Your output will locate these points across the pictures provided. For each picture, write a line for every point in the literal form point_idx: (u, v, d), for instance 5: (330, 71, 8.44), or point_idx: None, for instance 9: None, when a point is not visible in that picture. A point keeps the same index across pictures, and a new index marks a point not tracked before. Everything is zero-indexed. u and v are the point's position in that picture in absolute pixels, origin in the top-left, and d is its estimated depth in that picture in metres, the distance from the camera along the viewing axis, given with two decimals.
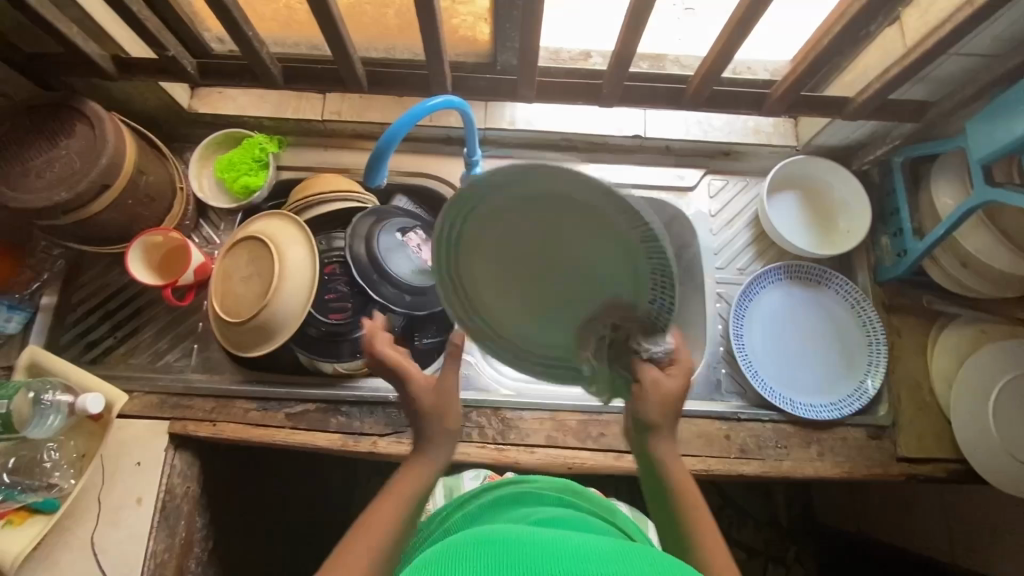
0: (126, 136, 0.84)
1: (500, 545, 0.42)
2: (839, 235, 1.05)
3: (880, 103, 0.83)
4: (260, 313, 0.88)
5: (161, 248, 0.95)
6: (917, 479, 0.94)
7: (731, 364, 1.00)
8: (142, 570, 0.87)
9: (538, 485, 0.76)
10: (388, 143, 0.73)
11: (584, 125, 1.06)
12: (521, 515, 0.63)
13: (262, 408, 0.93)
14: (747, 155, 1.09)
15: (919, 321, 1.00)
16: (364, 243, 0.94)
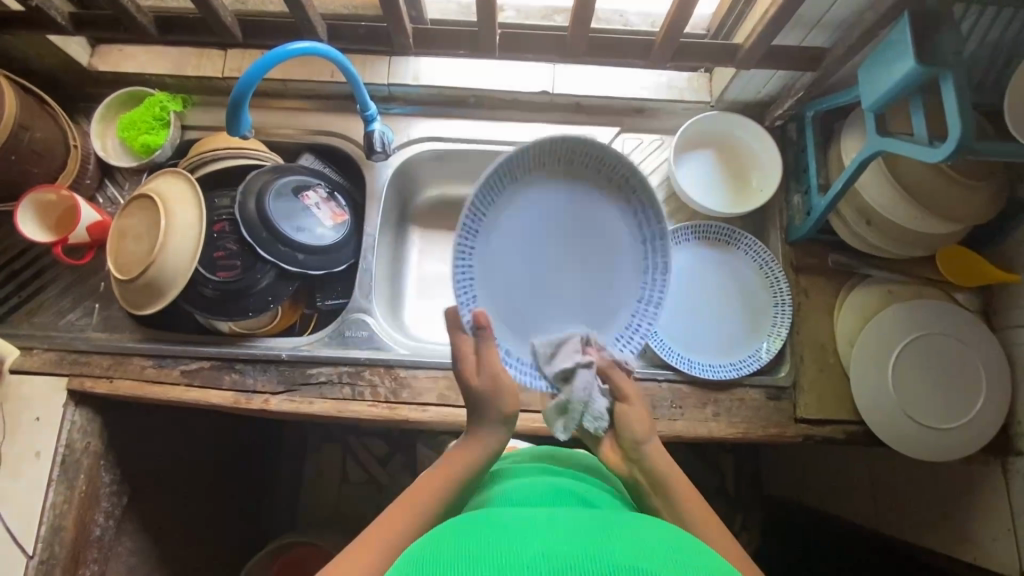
0: (3, 91, 0.84)
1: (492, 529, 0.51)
2: (753, 193, 1.02)
3: (768, 50, 0.80)
4: (146, 270, 0.88)
5: (57, 207, 0.95)
6: (816, 441, 0.93)
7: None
8: (42, 518, 0.90)
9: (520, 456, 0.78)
10: (243, 92, 0.72)
11: (491, 80, 1.03)
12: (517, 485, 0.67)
13: (158, 365, 0.94)
14: (661, 112, 1.06)
15: (828, 282, 0.98)
16: (255, 199, 0.92)
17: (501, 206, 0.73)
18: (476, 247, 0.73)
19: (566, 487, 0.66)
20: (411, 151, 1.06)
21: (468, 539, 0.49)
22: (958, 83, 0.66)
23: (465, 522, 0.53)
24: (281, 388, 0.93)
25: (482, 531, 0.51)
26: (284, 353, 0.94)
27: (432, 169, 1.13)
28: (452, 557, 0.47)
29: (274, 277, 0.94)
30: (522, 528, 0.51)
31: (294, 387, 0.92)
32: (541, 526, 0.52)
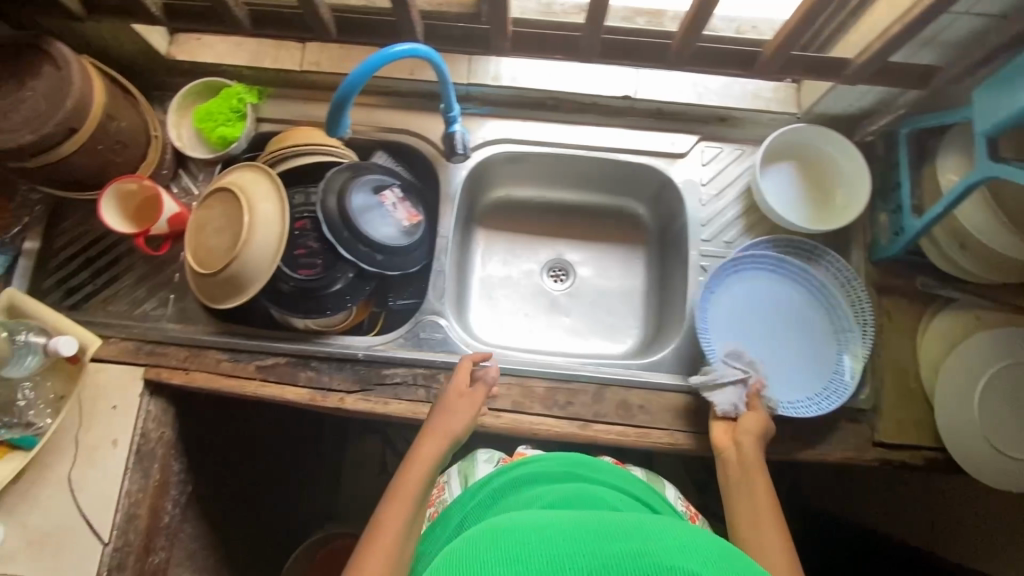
0: (94, 80, 0.83)
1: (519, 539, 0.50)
2: (835, 209, 0.99)
3: (881, 67, 0.77)
4: (230, 266, 0.87)
5: (136, 197, 0.95)
6: (893, 465, 0.92)
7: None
8: (118, 506, 0.90)
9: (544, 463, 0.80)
10: (347, 93, 0.71)
11: (572, 83, 1.02)
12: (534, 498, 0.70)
13: (234, 359, 0.94)
14: (744, 121, 1.03)
15: (911, 304, 0.96)
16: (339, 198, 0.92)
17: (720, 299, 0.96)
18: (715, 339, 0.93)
19: (586, 490, 0.70)
20: (486, 153, 1.05)
21: (499, 539, 0.50)
22: None
23: (502, 526, 0.52)
24: (356, 387, 0.93)
25: (513, 536, 0.49)
26: (361, 353, 0.94)
27: (503, 171, 1.11)
28: (486, 561, 0.47)
29: (351, 277, 0.94)
30: (555, 527, 0.51)
31: (370, 387, 0.92)
32: (574, 522, 0.51)
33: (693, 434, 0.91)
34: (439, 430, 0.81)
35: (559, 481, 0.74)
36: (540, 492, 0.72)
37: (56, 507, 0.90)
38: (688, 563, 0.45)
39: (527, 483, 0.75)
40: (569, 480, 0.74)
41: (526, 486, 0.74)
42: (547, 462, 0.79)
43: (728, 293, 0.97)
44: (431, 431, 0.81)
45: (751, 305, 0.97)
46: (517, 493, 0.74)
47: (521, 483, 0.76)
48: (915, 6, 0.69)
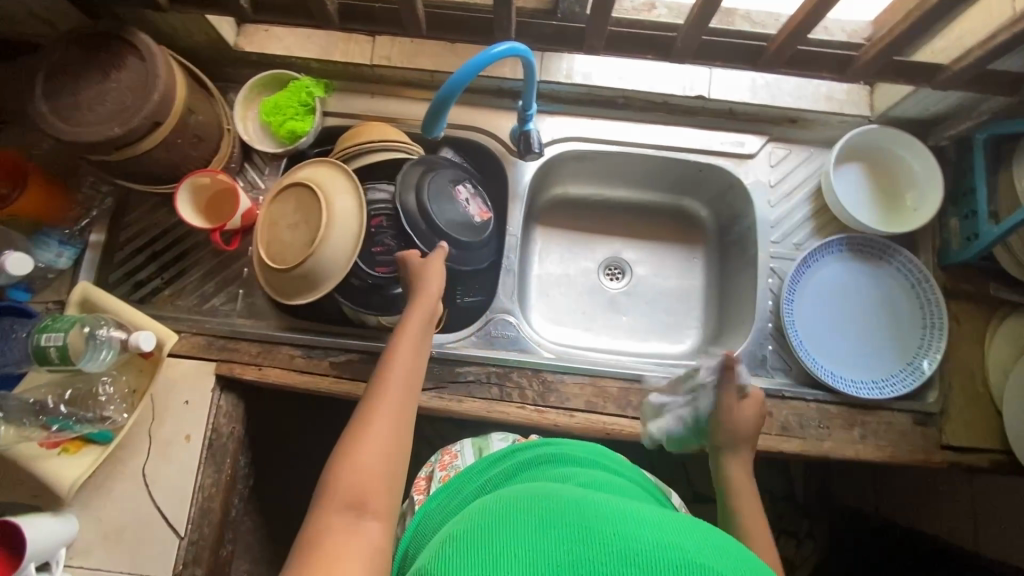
0: (177, 72, 0.82)
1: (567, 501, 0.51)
2: (904, 213, 1.00)
3: (976, 74, 0.77)
4: (308, 262, 0.87)
5: (208, 190, 0.94)
6: (960, 468, 0.93)
7: (777, 339, 0.98)
8: (192, 501, 0.90)
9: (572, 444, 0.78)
10: (451, 92, 0.71)
11: (644, 82, 1.01)
12: (561, 475, 0.68)
13: (307, 355, 0.94)
14: (814, 123, 1.03)
15: (979, 309, 0.97)
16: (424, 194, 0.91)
17: (795, 300, 0.98)
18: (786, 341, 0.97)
19: (614, 479, 0.69)
20: (554, 150, 1.05)
21: (533, 503, 0.51)
22: None
23: (541, 495, 0.53)
24: (430, 385, 0.93)
25: (551, 507, 0.50)
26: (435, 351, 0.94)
27: (567, 168, 1.11)
28: (517, 523, 0.48)
29: None
30: (597, 505, 0.50)
31: (444, 385, 0.93)
32: (615, 507, 0.51)
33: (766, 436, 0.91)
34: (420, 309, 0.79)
35: (586, 464, 0.71)
36: (564, 471, 0.69)
37: (130, 501, 0.90)
38: (721, 565, 0.44)
39: (546, 462, 0.72)
40: (595, 467, 0.71)
41: (549, 463, 0.71)
42: (568, 444, 0.76)
43: (806, 292, 0.99)
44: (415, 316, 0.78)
45: (825, 307, 0.99)
46: (538, 469, 0.71)
47: (540, 462, 0.72)
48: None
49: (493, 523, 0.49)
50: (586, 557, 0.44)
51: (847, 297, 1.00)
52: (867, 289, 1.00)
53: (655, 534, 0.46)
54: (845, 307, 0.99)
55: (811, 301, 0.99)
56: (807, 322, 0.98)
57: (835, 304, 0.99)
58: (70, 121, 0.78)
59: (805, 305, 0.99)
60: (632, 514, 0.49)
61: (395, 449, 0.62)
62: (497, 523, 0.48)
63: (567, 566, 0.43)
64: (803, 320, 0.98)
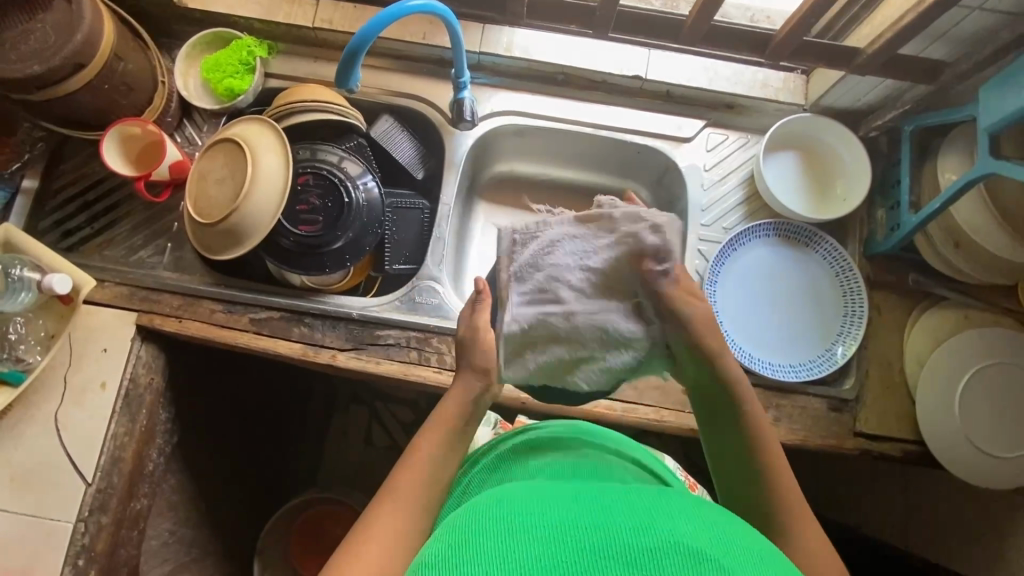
0: (104, 17, 0.82)
1: (524, 502, 0.49)
2: (834, 202, 1.00)
3: (890, 58, 0.78)
4: (229, 216, 0.87)
5: (139, 141, 0.95)
6: (872, 456, 0.93)
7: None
8: (102, 448, 0.90)
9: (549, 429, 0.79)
10: (361, 45, 0.72)
11: (583, 59, 1.02)
12: (541, 466, 0.68)
13: (227, 311, 0.94)
14: (751, 110, 1.04)
15: (902, 300, 0.97)
16: (355, 164, 0.96)
17: (720, 284, 0.99)
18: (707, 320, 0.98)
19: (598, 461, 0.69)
20: (493, 123, 1.05)
21: (499, 509, 0.49)
22: None
23: (497, 497, 0.52)
24: (349, 346, 0.93)
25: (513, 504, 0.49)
26: (355, 313, 0.94)
27: (508, 144, 1.11)
28: (489, 525, 0.47)
29: (351, 237, 0.94)
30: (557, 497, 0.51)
31: (363, 346, 0.93)
32: (577, 494, 0.51)
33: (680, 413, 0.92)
34: (451, 414, 0.65)
35: (558, 449, 0.72)
36: (547, 458, 0.70)
37: (40, 445, 0.90)
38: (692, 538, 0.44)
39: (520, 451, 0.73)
40: (568, 449, 0.72)
41: (530, 452, 0.72)
42: (550, 428, 0.78)
43: (731, 275, 0.99)
44: (443, 419, 0.64)
45: (750, 290, 1.00)
46: (510, 458, 0.72)
47: (515, 452, 0.73)
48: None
49: (466, 536, 0.46)
50: (558, 547, 0.43)
51: (772, 282, 1.00)
52: (791, 274, 1.00)
53: (624, 521, 0.46)
54: (770, 292, 1.00)
55: (737, 283, 1.00)
56: (732, 304, 0.99)
57: (761, 289, 1.00)
58: None
59: (730, 287, 0.99)
60: (600, 504, 0.49)
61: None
62: (469, 538, 0.45)
63: (542, 557, 0.42)
64: (728, 303, 0.99)
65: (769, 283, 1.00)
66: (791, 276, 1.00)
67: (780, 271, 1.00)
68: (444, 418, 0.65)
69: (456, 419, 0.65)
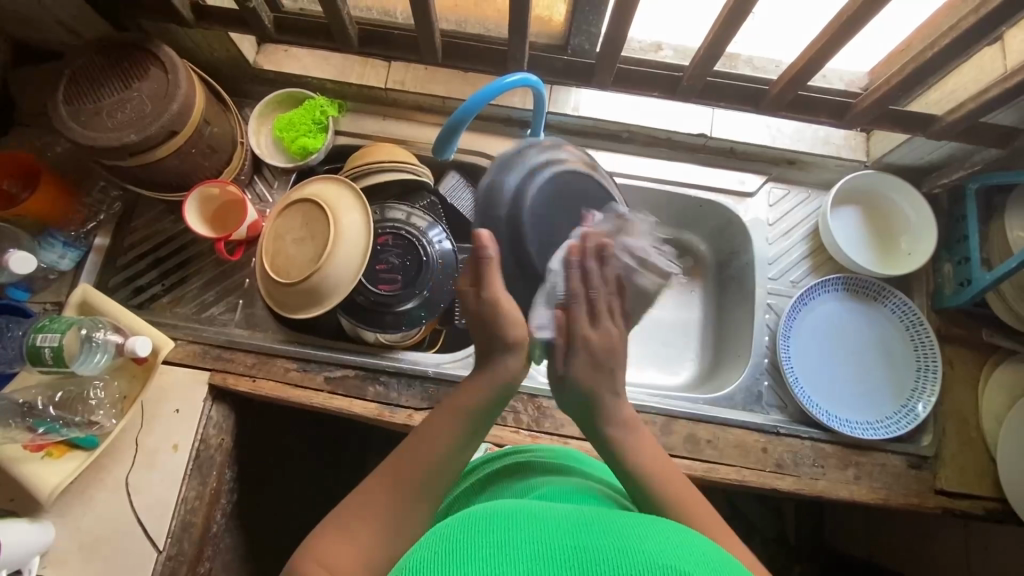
0: (196, 85, 0.83)
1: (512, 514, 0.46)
2: (900, 256, 1.02)
3: (969, 126, 0.80)
4: (311, 275, 0.88)
5: (216, 201, 0.95)
6: (954, 514, 0.92)
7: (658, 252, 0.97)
8: (174, 513, 0.88)
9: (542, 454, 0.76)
10: (461, 118, 0.73)
11: (648, 118, 1.04)
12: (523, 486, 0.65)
13: (302, 369, 0.94)
14: (812, 166, 1.06)
15: (973, 355, 0.97)
16: (423, 218, 0.97)
17: (792, 339, 0.99)
18: (780, 376, 0.98)
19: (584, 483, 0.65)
20: None
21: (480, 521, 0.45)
22: None
23: (492, 507, 0.49)
24: (425, 405, 0.92)
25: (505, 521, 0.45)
26: (431, 370, 0.94)
27: None
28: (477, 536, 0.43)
29: (427, 294, 0.95)
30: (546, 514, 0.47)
31: None
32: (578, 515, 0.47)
33: (762, 473, 0.91)
34: (470, 398, 0.63)
35: (552, 473, 0.69)
36: (530, 481, 0.66)
37: (110, 509, 0.88)
38: (682, 566, 0.40)
39: (506, 476, 0.69)
40: (553, 473, 0.68)
41: (519, 473, 0.70)
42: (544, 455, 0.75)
43: (801, 329, 1.00)
44: (457, 407, 0.63)
45: (820, 344, 1.00)
46: (504, 478, 0.70)
47: (509, 471, 0.70)
48: (1017, 73, 0.72)
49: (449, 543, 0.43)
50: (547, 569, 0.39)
51: (841, 336, 1.00)
52: (860, 327, 1.01)
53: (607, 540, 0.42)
54: (841, 346, 1.00)
55: (808, 338, 1.00)
56: (803, 358, 0.99)
57: (830, 343, 1.00)
58: (88, 127, 0.79)
59: (801, 341, 0.99)
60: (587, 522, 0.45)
61: (375, 561, 0.52)
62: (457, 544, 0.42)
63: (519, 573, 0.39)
64: (800, 359, 0.99)
65: (840, 336, 1.00)
66: (860, 330, 1.01)
67: (850, 324, 1.01)
68: (458, 407, 0.63)
69: (468, 416, 0.63)
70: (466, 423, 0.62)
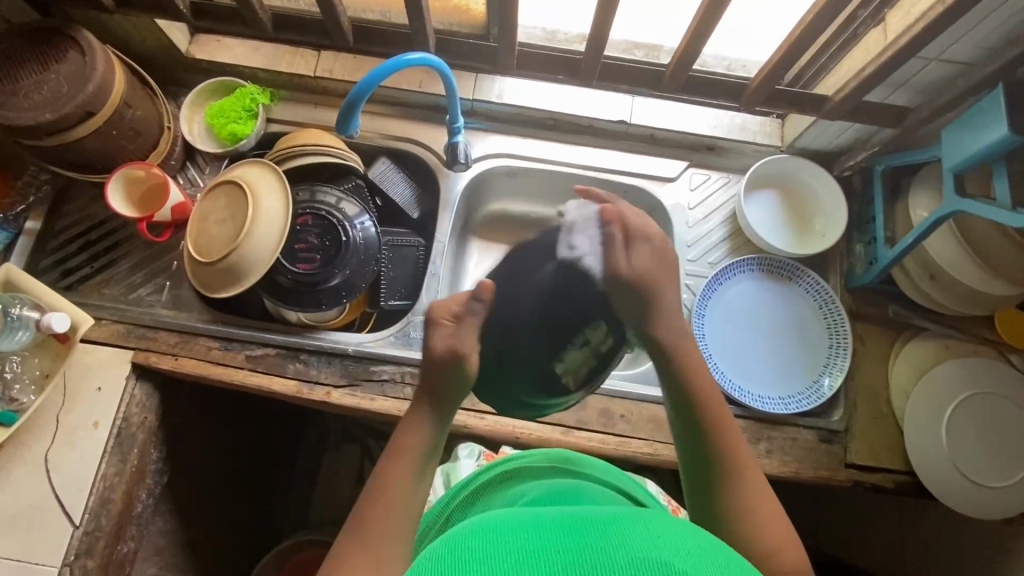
0: (116, 68, 0.86)
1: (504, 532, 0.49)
2: (814, 238, 1.05)
3: (857, 104, 0.84)
4: (230, 254, 0.90)
5: (143, 184, 0.98)
6: (865, 487, 0.94)
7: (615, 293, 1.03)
8: (92, 489, 0.89)
9: (529, 458, 0.80)
10: (359, 95, 0.76)
11: (570, 105, 1.07)
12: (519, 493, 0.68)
13: (224, 348, 0.95)
14: (731, 151, 1.09)
15: (884, 332, 0.99)
16: (353, 205, 0.99)
17: (707, 317, 1.01)
18: (695, 353, 1.00)
19: (576, 486, 0.68)
20: (485, 165, 1.09)
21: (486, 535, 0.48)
22: (1010, 172, 0.75)
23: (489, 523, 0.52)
24: (344, 382, 0.94)
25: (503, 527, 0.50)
26: (351, 348, 0.96)
27: (501, 185, 1.15)
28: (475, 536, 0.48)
29: (348, 274, 0.97)
30: (540, 524, 0.50)
31: (358, 383, 0.94)
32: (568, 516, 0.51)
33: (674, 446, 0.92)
34: (411, 438, 0.62)
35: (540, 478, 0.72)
36: (523, 489, 0.69)
37: (28, 485, 0.89)
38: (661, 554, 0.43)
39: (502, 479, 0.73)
40: (548, 477, 0.72)
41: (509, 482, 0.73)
42: (531, 459, 0.78)
43: (718, 308, 1.02)
44: (400, 454, 0.61)
45: (736, 323, 1.02)
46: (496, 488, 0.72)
47: (503, 483, 0.74)
48: (887, 51, 0.75)
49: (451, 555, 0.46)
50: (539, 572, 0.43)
51: (757, 315, 1.03)
52: (777, 306, 1.03)
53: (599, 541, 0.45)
54: (756, 325, 1.03)
55: (723, 316, 1.02)
56: (718, 336, 1.01)
57: (746, 322, 1.03)
58: (5, 107, 0.81)
59: (716, 319, 1.02)
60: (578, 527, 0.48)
61: None
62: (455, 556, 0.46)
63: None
64: (715, 337, 1.01)
65: (756, 315, 1.03)
66: (776, 308, 1.03)
67: (766, 303, 1.03)
68: (404, 454, 0.61)
69: (420, 444, 0.62)
70: (413, 461, 0.61)
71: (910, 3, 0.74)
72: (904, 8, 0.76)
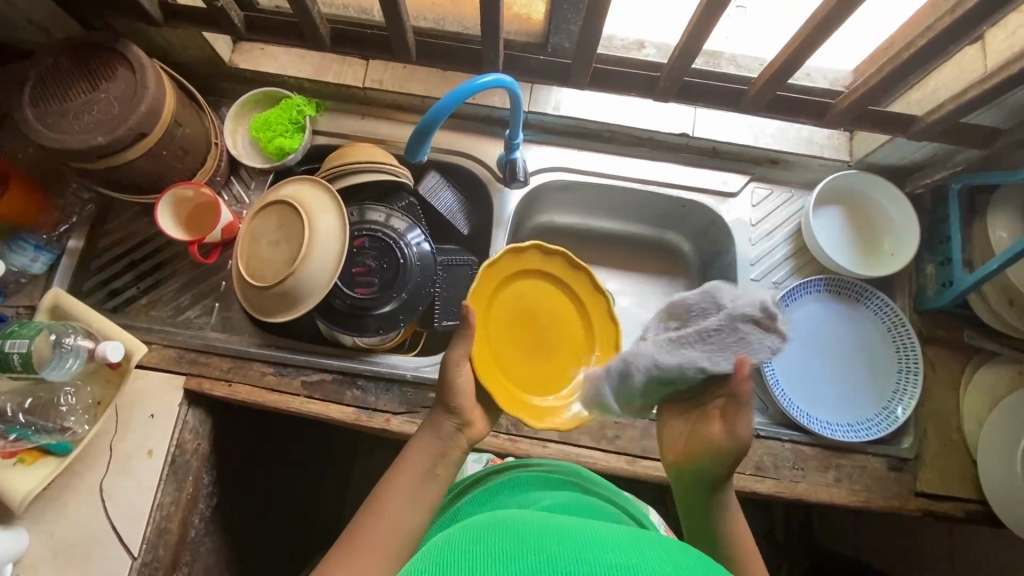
0: (166, 85, 0.82)
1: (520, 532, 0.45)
2: (883, 258, 1.01)
3: (949, 126, 0.80)
4: (286, 279, 0.86)
5: (190, 203, 0.94)
6: (933, 516, 0.92)
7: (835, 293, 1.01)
8: (148, 520, 0.87)
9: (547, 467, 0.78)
10: (432, 121, 0.72)
11: (629, 118, 1.03)
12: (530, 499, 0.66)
13: (278, 373, 0.93)
14: (795, 166, 1.05)
15: (954, 357, 0.97)
16: (403, 221, 0.96)
17: None
18: (760, 377, 0.97)
19: (594, 504, 0.65)
20: (539, 179, 1.05)
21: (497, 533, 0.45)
22: None
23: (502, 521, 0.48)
24: (403, 409, 0.92)
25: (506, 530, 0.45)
26: (409, 374, 0.93)
27: (552, 198, 1.11)
28: (483, 549, 0.43)
29: (404, 298, 0.94)
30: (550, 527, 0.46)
31: (417, 409, 0.91)
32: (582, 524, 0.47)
33: (742, 475, 0.90)
34: (421, 448, 0.69)
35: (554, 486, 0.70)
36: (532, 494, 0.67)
37: (84, 516, 0.87)
38: None
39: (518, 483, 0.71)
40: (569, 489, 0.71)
41: (514, 486, 0.70)
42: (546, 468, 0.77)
43: None
44: (412, 457, 0.69)
45: (801, 346, 1.00)
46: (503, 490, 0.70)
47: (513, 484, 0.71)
48: (995, 74, 0.71)
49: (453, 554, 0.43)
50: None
51: (823, 337, 1.00)
52: (842, 328, 1.00)
53: (613, 554, 0.40)
54: (822, 347, 1.00)
55: (789, 338, 0.99)
56: (783, 357, 0.99)
57: (811, 345, 1.00)
58: (54, 129, 0.77)
59: (782, 342, 0.99)
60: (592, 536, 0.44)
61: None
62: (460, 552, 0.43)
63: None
64: (780, 360, 0.98)
65: (821, 337, 1.00)
66: (841, 330, 1.00)
67: (831, 325, 1.00)
68: (415, 458, 0.68)
69: (425, 455, 0.69)
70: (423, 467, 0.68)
71: (1020, 23, 0.70)
72: (1013, 27, 0.71)
